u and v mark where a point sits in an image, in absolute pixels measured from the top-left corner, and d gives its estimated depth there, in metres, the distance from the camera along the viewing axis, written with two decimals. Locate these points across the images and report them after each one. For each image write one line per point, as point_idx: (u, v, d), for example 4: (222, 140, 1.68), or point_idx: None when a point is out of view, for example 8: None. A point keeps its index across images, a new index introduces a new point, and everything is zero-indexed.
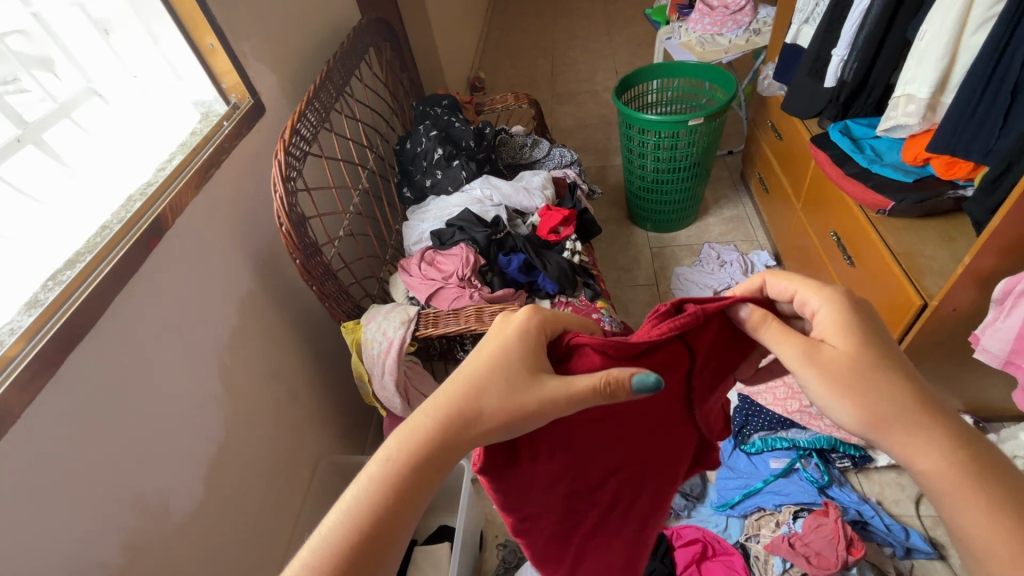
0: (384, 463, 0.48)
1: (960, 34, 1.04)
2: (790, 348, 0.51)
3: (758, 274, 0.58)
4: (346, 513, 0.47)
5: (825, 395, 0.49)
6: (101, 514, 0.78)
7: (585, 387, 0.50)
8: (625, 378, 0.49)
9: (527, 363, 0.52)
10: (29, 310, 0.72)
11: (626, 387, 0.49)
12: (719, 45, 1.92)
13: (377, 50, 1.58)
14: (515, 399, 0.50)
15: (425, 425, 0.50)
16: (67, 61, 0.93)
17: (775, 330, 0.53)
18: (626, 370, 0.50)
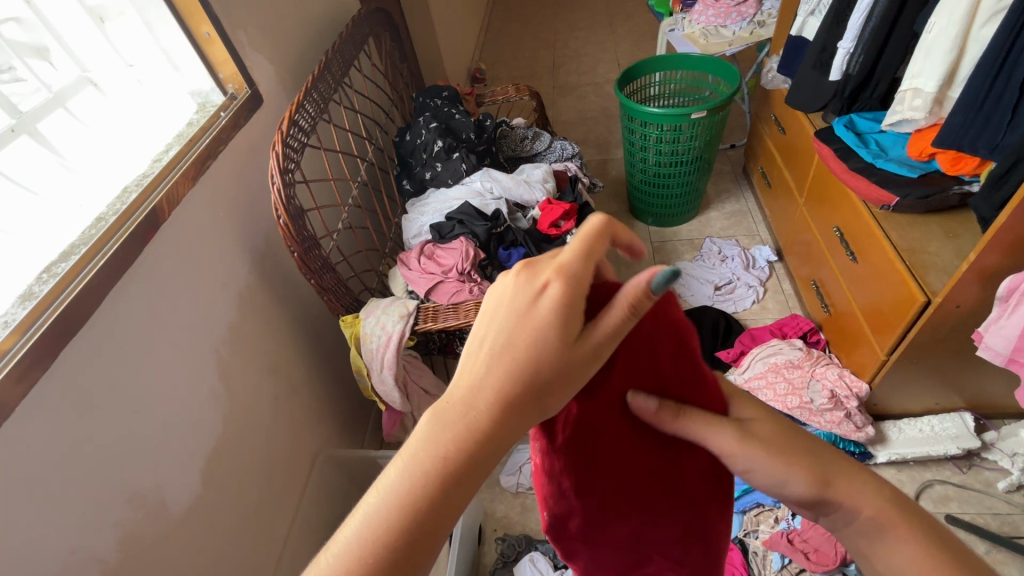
0: (409, 465, 0.41)
1: (970, 26, 1.02)
2: (723, 443, 0.48)
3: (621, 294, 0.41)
4: (366, 533, 0.40)
5: (776, 479, 0.47)
6: (97, 508, 0.77)
7: (620, 318, 0.41)
8: (643, 288, 0.40)
9: (562, 334, 0.42)
10: (23, 303, 0.71)
11: (647, 293, 0.40)
12: (723, 38, 1.89)
13: (377, 40, 1.56)
14: (555, 383, 0.42)
15: (461, 425, 0.41)
16: (62, 49, 0.93)
17: (698, 423, 0.49)
18: (637, 279, 0.40)
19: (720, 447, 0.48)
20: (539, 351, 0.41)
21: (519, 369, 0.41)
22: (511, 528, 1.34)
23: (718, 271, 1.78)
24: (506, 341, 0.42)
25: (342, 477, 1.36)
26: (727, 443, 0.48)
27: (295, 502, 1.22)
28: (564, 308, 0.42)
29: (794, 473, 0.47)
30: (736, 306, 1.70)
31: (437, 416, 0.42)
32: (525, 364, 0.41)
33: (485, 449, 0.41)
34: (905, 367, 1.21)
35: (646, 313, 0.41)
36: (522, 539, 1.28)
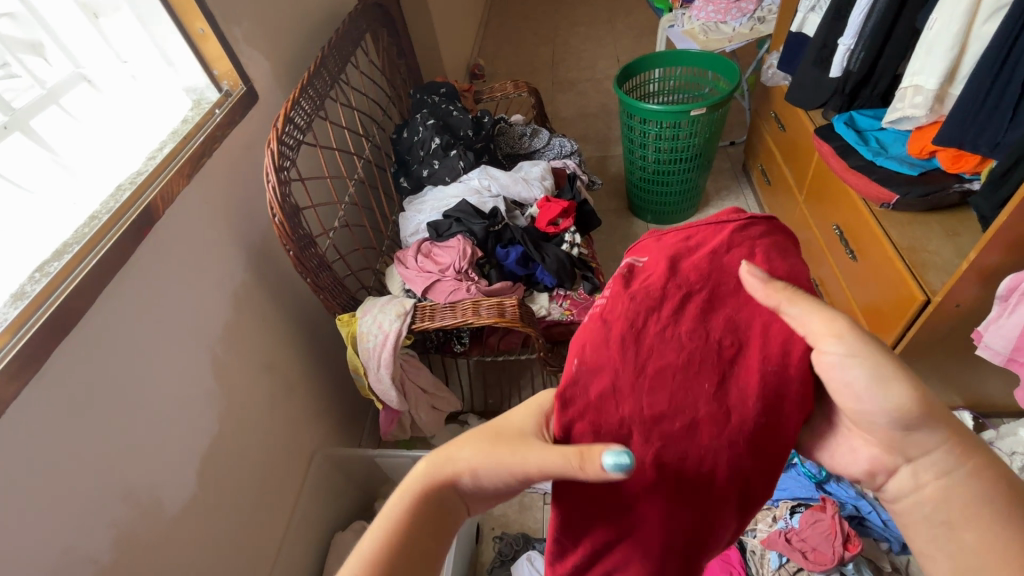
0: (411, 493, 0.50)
1: (971, 23, 1.02)
2: (833, 322, 0.50)
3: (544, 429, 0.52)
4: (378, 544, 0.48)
5: (876, 378, 0.50)
6: (91, 509, 0.77)
7: (558, 461, 0.47)
8: (597, 457, 0.46)
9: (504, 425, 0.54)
10: (14, 302, 0.71)
11: (598, 468, 0.45)
12: (723, 33, 1.88)
13: (374, 37, 1.55)
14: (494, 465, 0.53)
15: (411, 493, 0.50)
16: (56, 46, 0.93)
17: (806, 301, 0.51)
18: (598, 447, 0.46)
19: (831, 324, 0.50)
20: (484, 463, 0.50)
21: (468, 474, 0.50)
22: (509, 527, 1.34)
23: None
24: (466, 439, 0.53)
25: (339, 475, 1.36)
26: (835, 322, 0.50)
27: (292, 500, 1.21)
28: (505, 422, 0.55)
29: (895, 377, 0.50)
30: None
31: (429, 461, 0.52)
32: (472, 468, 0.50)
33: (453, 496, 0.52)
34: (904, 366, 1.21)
35: (582, 476, 0.46)
36: (520, 537, 1.28)
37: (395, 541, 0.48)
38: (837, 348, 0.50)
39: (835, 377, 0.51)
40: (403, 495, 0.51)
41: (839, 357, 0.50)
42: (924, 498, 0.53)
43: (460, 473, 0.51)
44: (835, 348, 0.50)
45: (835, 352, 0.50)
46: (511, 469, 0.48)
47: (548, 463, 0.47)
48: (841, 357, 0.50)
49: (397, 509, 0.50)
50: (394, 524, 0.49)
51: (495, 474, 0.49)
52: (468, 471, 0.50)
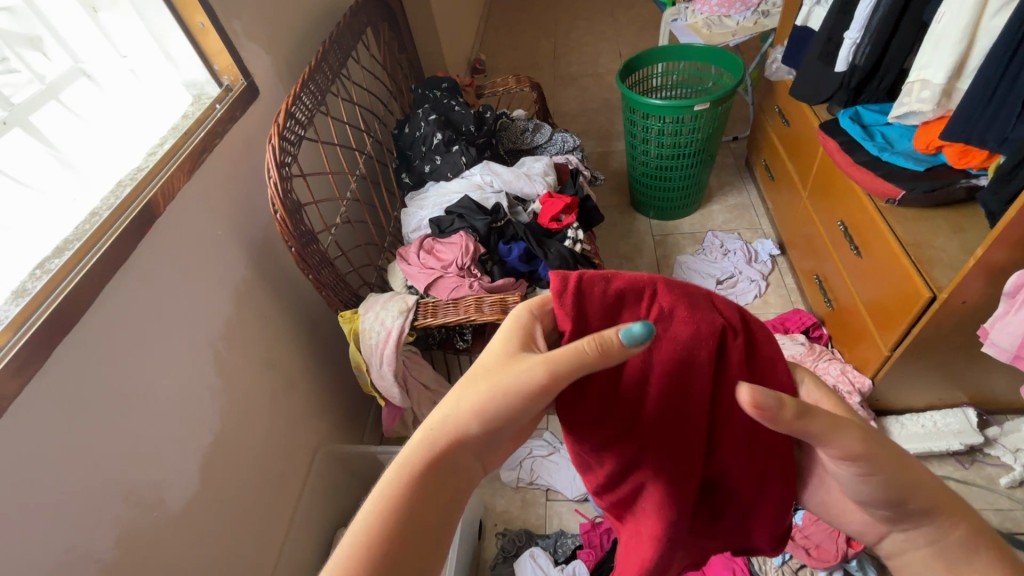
0: (411, 461, 0.50)
1: (980, 16, 1.00)
2: (848, 445, 0.45)
3: (589, 341, 0.50)
4: (379, 513, 0.47)
5: (889, 489, 0.46)
6: (94, 506, 0.77)
7: (585, 354, 0.49)
8: (614, 337, 0.49)
9: (511, 351, 0.55)
10: (16, 300, 0.70)
11: (620, 345, 0.49)
12: (727, 27, 1.86)
13: (376, 31, 1.54)
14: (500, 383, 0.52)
15: (417, 459, 0.50)
16: (55, 39, 0.91)
17: (823, 423, 0.44)
18: (614, 332, 0.50)
19: (846, 449, 0.45)
20: (492, 399, 0.52)
21: (473, 419, 0.52)
22: (512, 523, 1.34)
23: (720, 265, 1.76)
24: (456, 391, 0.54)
25: (342, 472, 1.36)
26: (850, 446, 0.45)
27: (295, 497, 1.21)
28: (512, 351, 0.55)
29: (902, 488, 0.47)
30: (737, 297, 1.68)
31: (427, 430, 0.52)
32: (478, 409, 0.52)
33: (453, 453, 0.51)
34: (908, 363, 1.20)
35: (610, 360, 0.49)
36: (523, 533, 1.28)
37: (405, 508, 0.47)
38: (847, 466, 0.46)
39: (842, 484, 0.48)
40: (402, 464, 0.50)
41: (847, 470, 0.46)
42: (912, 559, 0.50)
43: (464, 422, 0.52)
44: (843, 462, 0.46)
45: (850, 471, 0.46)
46: (529, 388, 0.51)
47: (570, 357, 0.50)
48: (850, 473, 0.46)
49: (397, 478, 0.49)
50: (400, 495, 0.48)
51: (504, 402, 0.51)
52: (472, 416, 0.52)
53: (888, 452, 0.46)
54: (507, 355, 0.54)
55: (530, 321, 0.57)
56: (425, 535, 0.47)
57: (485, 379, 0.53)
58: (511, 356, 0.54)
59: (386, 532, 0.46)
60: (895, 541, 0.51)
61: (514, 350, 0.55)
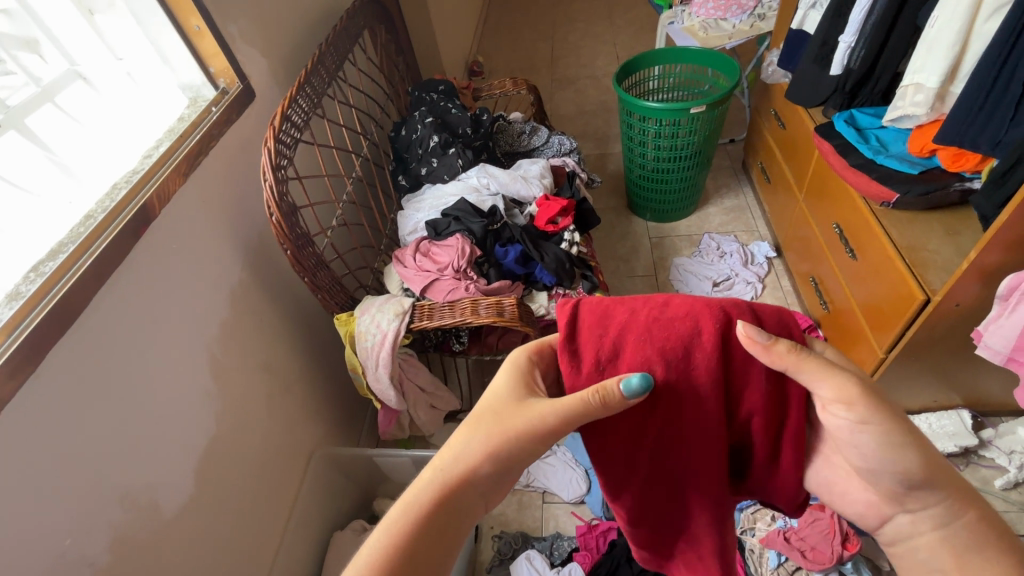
0: (419, 498, 0.53)
1: (973, 21, 1.01)
2: (843, 390, 0.52)
3: (590, 393, 0.52)
4: (384, 548, 0.49)
5: (884, 445, 0.52)
6: (89, 509, 0.77)
7: (586, 402, 0.53)
8: (613, 387, 0.53)
9: (514, 396, 0.58)
10: (10, 302, 0.70)
11: (619, 396, 0.53)
12: (723, 31, 1.87)
13: (373, 33, 1.55)
14: (507, 424, 0.55)
15: (424, 498, 0.53)
16: (51, 42, 0.91)
17: (815, 365, 0.52)
18: (613, 383, 0.53)
19: (840, 392, 0.52)
20: (499, 442, 0.55)
21: (481, 462, 0.54)
22: (509, 525, 1.34)
23: (716, 267, 1.77)
24: (463, 434, 0.57)
25: (337, 474, 1.36)
26: (845, 387, 0.52)
27: (291, 499, 1.21)
28: (513, 397, 0.58)
29: (908, 445, 0.52)
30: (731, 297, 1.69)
31: (436, 469, 0.55)
32: (485, 451, 0.55)
33: (458, 494, 0.54)
34: (903, 365, 1.21)
35: (612, 409, 0.52)
36: (519, 536, 1.28)
37: (408, 545, 0.50)
38: (852, 413, 0.52)
39: (844, 438, 0.54)
40: (410, 501, 0.53)
41: (849, 419, 0.52)
42: (922, 545, 0.55)
43: (472, 465, 0.54)
44: (844, 411, 0.52)
45: (848, 418, 0.52)
46: (535, 431, 0.54)
47: (574, 408, 0.53)
48: (848, 422, 0.52)
49: (405, 516, 0.52)
50: (405, 532, 0.50)
51: (511, 446, 0.55)
52: (480, 459, 0.54)
53: (885, 406, 0.52)
54: (513, 400, 0.58)
55: (529, 366, 0.62)
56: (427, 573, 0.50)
57: (492, 423, 0.56)
58: (518, 402, 0.57)
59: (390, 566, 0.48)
60: (901, 524, 0.56)
61: (520, 396, 0.58)
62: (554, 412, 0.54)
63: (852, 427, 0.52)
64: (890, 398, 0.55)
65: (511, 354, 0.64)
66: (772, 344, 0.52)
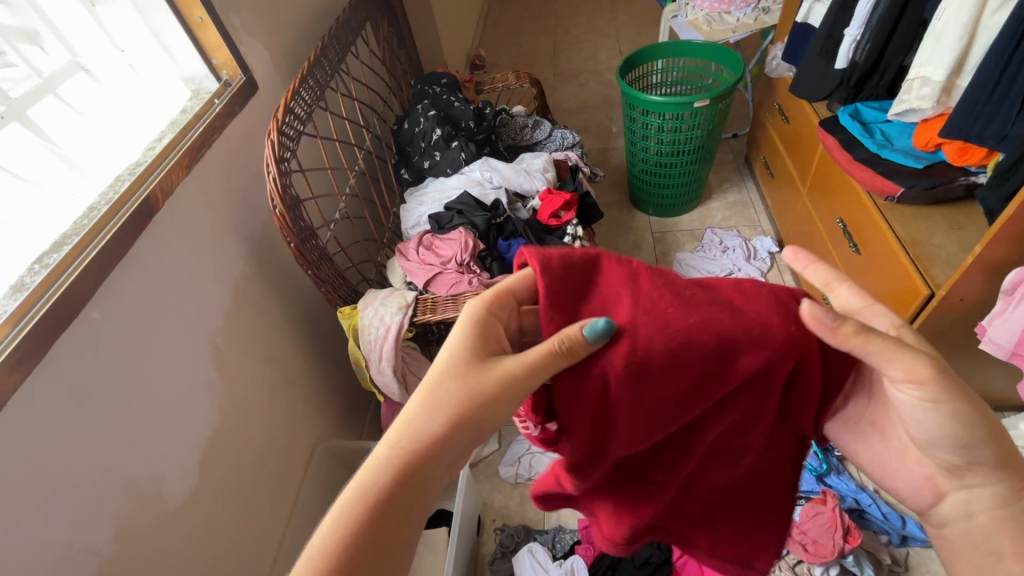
0: (376, 474, 0.50)
1: (980, 13, 1.00)
2: (914, 370, 0.48)
3: (557, 343, 0.51)
4: (339, 529, 0.47)
5: (945, 422, 0.49)
6: (95, 500, 0.77)
7: (550, 351, 0.52)
8: (577, 333, 0.52)
9: (473, 352, 0.56)
10: (14, 295, 0.70)
11: (582, 340, 0.52)
12: (727, 24, 1.86)
13: (375, 26, 1.54)
14: (472, 389, 0.53)
15: (380, 474, 0.50)
16: (53, 33, 0.91)
17: (889, 347, 0.48)
18: (575, 327, 0.52)
19: (911, 371, 0.48)
20: (459, 408, 0.53)
21: (443, 432, 0.52)
22: (510, 519, 1.35)
23: (719, 262, 1.77)
24: (418, 403, 0.54)
25: (340, 467, 1.36)
26: (915, 369, 0.48)
27: (295, 492, 1.22)
28: (468, 355, 0.56)
29: (974, 420, 0.49)
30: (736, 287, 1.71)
31: (394, 443, 0.52)
32: (444, 422, 0.52)
33: (419, 472, 0.51)
34: None
35: (578, 357, 0.52)
36: (521, 529, 1.29)
37: (364, 521, 0.48)
38: (922, 394, 0.49)
39: (907, 412, 0.51)
40: (366, 477, 0.50)
41: (914, 398, 0.50)
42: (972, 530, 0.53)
43: (430, 436, 0.52)
44: (910, 390, 0.49)
45: (918, 396, 0.49)
46: (505, 390, 0.52)
47: (540, 360, 0.52)
48: (914, 400, 0.50)
49: (363, 493, 0.49)
50: (360, 511, 0.48)
51: (472, 410, 0.53)
52: (439, 431, 0.52)
53: (954, 385, 0.49)
54: (472, 360, 0.55)
55: (488, 317, 0.59)
56: (389, 555, 0.48)
57: (449, 388, 0.53)
58: (477, 361, 0.55)
59: (344, 548, 0.47)
60: (956, 502, 0.53)
61: (480, 357, 0.56)
62: (523, 366, 0.52)
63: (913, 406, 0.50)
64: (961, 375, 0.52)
65: (465, 308, 0.60)
66: (839, 327, 0.48)
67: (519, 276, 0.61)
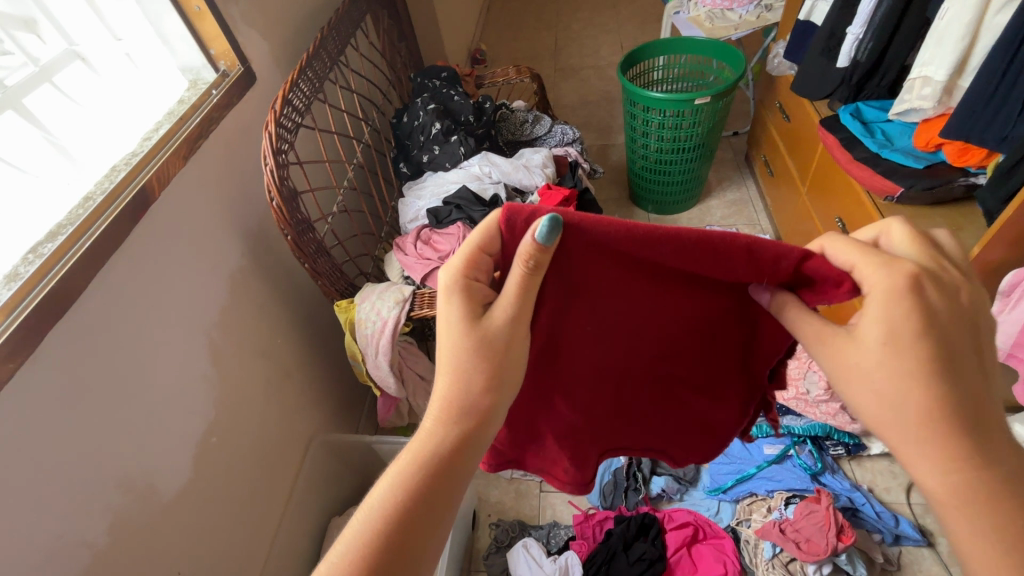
0: (427, 449, 0.52)
1: (983, 13, 1.00)
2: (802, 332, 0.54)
3: (522, 263, 0.52)
4: (391, 502, 0.49)
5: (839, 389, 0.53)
6: (87, 493, 0.77)
7: (523, 275, 0.53)
8: (533, 243, 0.50)
9: (475, 317, 0.55)
10: (8, 284, 0.69)
11: (536, 246, 0.50)
12: (729, 21, 1.83)
13: (375, 18, 1.53)
14: (496, 352, 0.54)
15: (433, 441, 0.52)
16: (51, 22, 0.90)
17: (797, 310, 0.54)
18: (527, 236, 0.51)
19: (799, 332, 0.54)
20: (491, 374, 0.54)
21: (484, 397, 0.54)
22: (506, 514, 1.35)
23: None
24: (446, 383, 0.55)
25: (336, 461, 1.37)
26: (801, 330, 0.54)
27: (290, 485, 1.22)
28: (470, 321, 0.54)
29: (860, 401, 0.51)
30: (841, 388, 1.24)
31: (443, 419, 0.53)
32: (485, 391, 0.54)
33: (471, 439, 0.53)
34: None
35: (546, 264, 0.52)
36: (516, 524, 1.29)
37: (424, 486, 0.50)
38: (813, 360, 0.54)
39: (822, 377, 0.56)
40: (416, 452, 0.52)
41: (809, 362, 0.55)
42: None
43: (474, 405, 0.54)
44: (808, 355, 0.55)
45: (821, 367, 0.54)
46: (512, 336, 0.55)
47: (521, 288, 0.54)
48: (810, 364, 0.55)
49: (414, 468, 0.51)
50: (418, 480, 0.50)
51: (502, 372, 0.55)
52: (480, 397, 0.54)
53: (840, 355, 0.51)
54: (475, 328, 0.54)
55: (471, 284, 0.55)
56: (437, 517, 0.50)
57: (468, 354, 0.54)
58: (480, 326, 0.54)
59: (398, 519, 0.48)
60: None
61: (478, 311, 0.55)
62: (516, 297, 0.54)
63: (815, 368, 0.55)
64: (888, 365, 0.48)
65: (438, 276, 0.56)
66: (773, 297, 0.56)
67: (482, 228, 0.55)
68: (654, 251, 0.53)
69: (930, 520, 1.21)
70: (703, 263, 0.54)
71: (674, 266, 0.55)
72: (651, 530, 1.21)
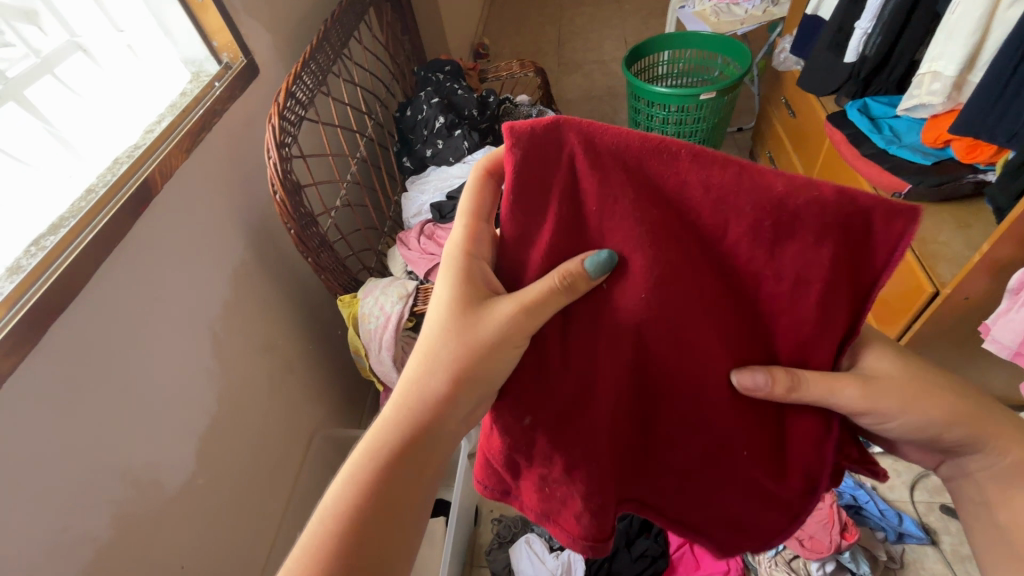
0: (385, 442, 0.48)
1: (995, 7, 0.98)
2: (853, 397, 0.50)
3: (555, 276, 0.51)
4: (341, 505, 0.45)
5: (911, 429, 0.51)
6: (90, 486, 0.76)
7: (550, 288, 0.51)
8: (578, 267, 0.51)
9: (467, 300, 0.53)
10: (10, 277, 0.69)
11: (583, 271, 0.51)
12: (735, 15, 1.80)
13: (379, 11, 1.52)
14: (474, 341, 0.51)
15: (385, 430, 0.49)
16: (51, 12, 0.88)
17: (817, 377, 0.51)
18: (576, 260, 0.51)
19: (852, 402, 0.50)
20: (461, 362, 0.51)
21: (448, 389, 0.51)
22: (508, 509, 1.35)
23: None
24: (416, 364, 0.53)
25: (338, 455, 1.37)
26: (857, 400, 0.50)
27: (293, 480, 1.22)
28: (462, 306, 0.53)
29: (937, 416, 0.51)
30: None
31: (403, 408, 0.50)
32: (450, 380, 0.51)
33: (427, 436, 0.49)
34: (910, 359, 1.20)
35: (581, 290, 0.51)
36: (519, 520, 1.29)
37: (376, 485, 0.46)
38: (873, 414, 0.51)
39: (875, 431, 0.53)
40: (371, 446, 0.49)
41: (869, 421, 0.52)
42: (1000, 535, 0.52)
43: (436, 396, 0.50)
44: (863, 415, 0.51)
45: (862, 420, 0.52)
46: (503, 334, 0.51)
47: (538, 299, 0.51)
48: (869, 422, 0.52)
49: (369, 466, 0.47)
50: (369, 477, 0.47)
51: (478, 363, 0.51)
52: (444, 387, 0.51)
53: (896, 395, 0.51)
54: (466, 314, 0.52)
55: (471, 265, 0.55)
56: (392, 528, 0.45)
57: (443, 337, 0.52)
58: (471, 315, 0.52)
59: (347, 523, 0.44)
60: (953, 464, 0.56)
61: (479, 294, 0.54)
62: (525, 303, 0.51)
63: (876, 421, 0.52)
64: (920, 375, 0.52)
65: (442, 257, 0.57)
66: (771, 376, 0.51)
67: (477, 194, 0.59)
68: (664, 164, 0.48)
69: (934, 518, 1.21)
70: (725, 178, 0.47)
71: (701, 190, 0.48)
72: (654, 527, 1.21)
